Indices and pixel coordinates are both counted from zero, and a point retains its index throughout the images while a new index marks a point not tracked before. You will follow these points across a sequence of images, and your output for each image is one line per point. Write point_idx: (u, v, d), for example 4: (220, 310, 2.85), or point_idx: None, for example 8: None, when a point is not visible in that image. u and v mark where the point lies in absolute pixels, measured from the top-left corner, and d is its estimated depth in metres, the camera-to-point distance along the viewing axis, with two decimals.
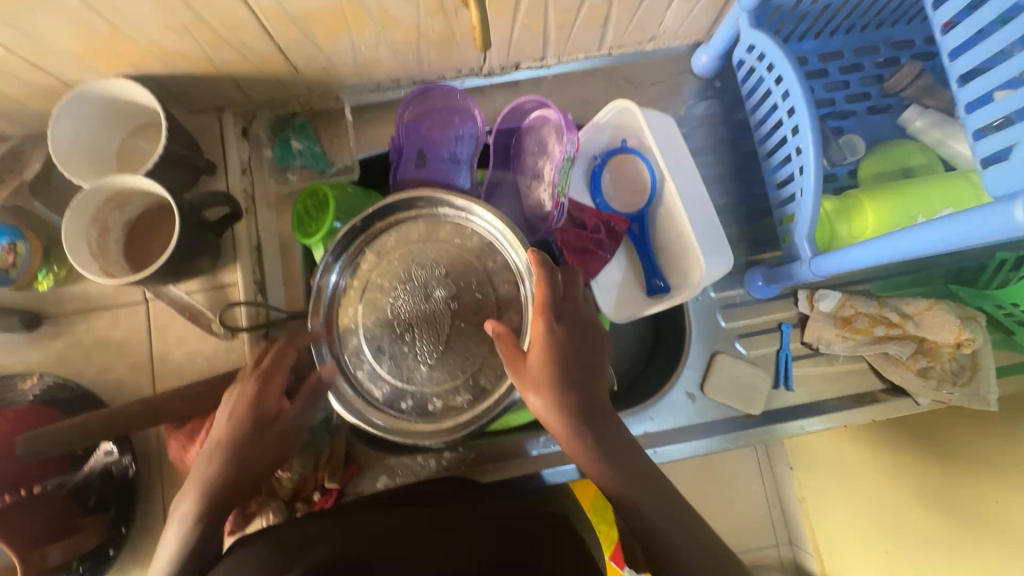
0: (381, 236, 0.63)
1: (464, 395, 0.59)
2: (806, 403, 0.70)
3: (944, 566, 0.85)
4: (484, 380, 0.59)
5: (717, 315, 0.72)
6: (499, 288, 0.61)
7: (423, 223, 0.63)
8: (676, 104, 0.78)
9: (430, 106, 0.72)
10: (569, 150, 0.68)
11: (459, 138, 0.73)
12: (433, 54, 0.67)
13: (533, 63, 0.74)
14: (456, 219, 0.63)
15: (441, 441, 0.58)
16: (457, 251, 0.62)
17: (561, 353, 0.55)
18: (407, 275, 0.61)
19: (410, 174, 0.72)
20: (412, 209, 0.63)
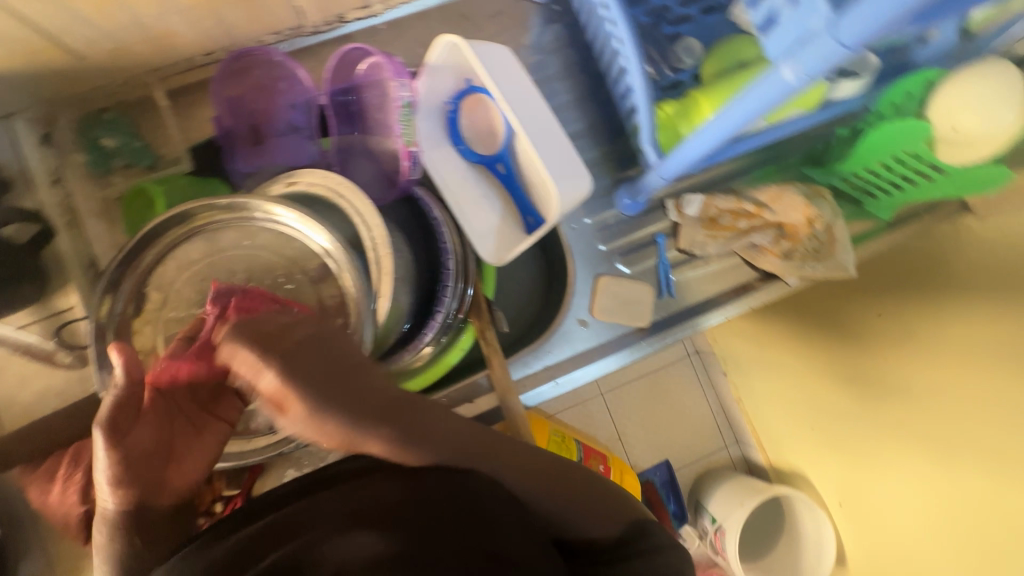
0: (183, 245, 0.60)
1: None
2: (689, 306, 0.73)
3: (856, 429, 0.92)
4: None
5: (595, 240, 0.73)
6: (324, 296, 0.61)
7: (236, 229, 0.61)
8: (520, 34, 0.75)
9: (253, 76, 0.67)
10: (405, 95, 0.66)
11: (293, 105, 0.68)
12: (240, 16, 0.61)
13: (358, 13, 0.69)
14: (271, 224, 0.61)
15: (306, 436, 0.59)
16: (266, 255, 0.62)
17: (338, 380, 0.40)
18: (203, 297, 0.60)
19: (248, 154, 0.69)
20: (218, 211, 0.60)
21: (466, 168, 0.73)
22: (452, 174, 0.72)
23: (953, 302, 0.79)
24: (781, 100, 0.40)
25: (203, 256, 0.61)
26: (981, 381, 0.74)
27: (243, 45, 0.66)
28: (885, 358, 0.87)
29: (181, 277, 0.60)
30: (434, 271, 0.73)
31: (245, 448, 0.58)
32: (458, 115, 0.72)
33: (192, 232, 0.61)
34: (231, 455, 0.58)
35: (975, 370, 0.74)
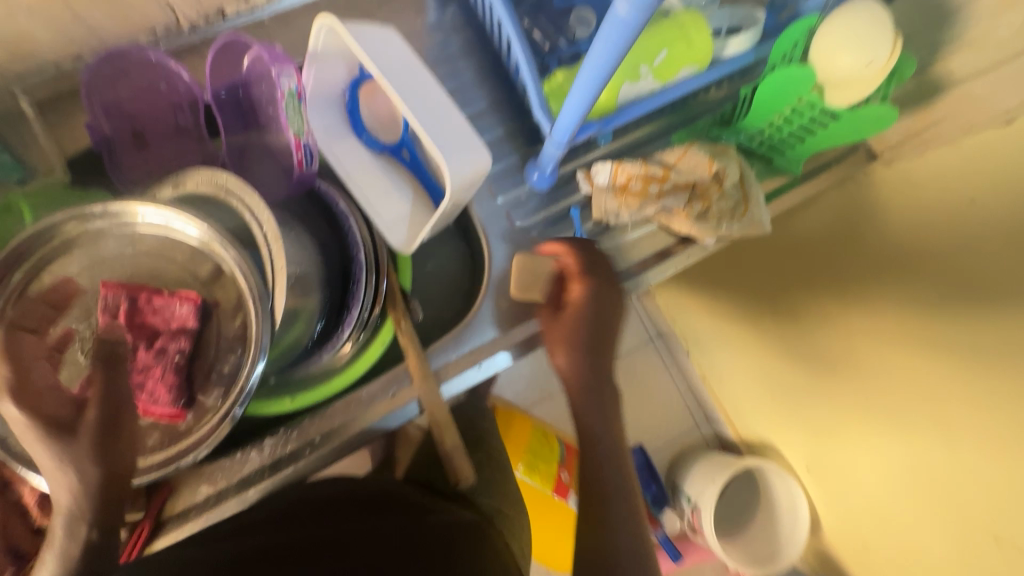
0: (58, 259, 0.56)
1: (216, 391, 0.57)
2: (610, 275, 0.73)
3: (814, 391, 0.92)
4: (210, 398, 0.57)
5: (510, 219, 0.72)
6: (218, 296, 0.59)
7: (115, 237, 0.58)
8: (414, 18, 0.74)
9: (128, 76, 0.63)
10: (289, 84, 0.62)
11: (178, 106, 0.66)
12: (102, 13, 0.58)
13: (238, 5, 0.67)
14: (151, 226, 0.58)
15: (205, 447, 0.55)
16: (151, 263, 0.59)
17: (591, 336, 0.64)
18: (85, 312, 0.56)
19: (134, 161, 0.66)
20: (91, 218, 0.56)
21: (370, 157, 0.71)
22: (355, 164, 0.70)
23: (877, 257, 0.79)
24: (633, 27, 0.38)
25: (81, 270, 0.57)
26: (895, 331, 0.76)
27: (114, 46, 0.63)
28: (826, 315, 0.87)
29: (59, 293, 0.56)
30: (346, 266, 0.71)
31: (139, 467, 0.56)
32: (357, 104, 0.69)
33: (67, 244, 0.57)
34: (128, 475, 0.56)
35: (895, 329, 0.76)
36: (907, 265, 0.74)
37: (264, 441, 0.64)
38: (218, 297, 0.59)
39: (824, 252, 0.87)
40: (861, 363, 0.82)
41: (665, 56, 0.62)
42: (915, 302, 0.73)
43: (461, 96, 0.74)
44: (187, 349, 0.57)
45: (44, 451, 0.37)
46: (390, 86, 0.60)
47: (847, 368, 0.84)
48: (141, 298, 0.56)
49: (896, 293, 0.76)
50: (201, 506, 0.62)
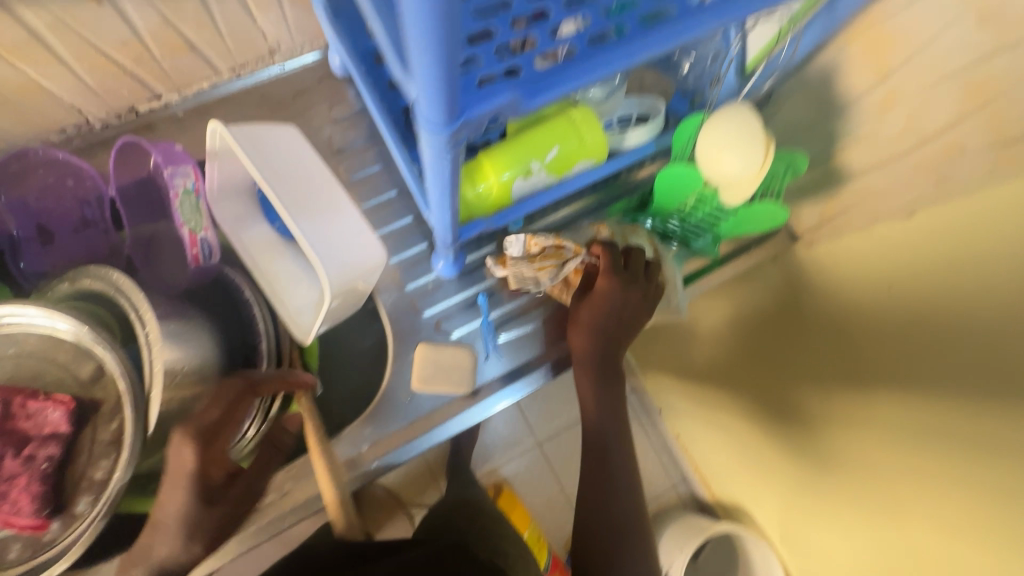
0: None
1: (85, 499, 0.55)
2: (525, 361, 0.72)
3: (776, 472, 0.84)
4: (77, 505, 0.55)
5: (416, 307, 0.72)
6: (96, 394, 0.58)
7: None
8: (331, 109, 0.75)
9: (34, 176, 0.65)
10: (181, 183, 0.64)
11: (83, 201, 0.67)
12: (5, 122, 0.61)
13: (150, 104, 0.69)
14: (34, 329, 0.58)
15: (71, 560, 0.54)
16: (28, 364, 0.58)
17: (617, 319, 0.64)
18: None
19: (38, 257, 0.66)
20: None
21: (283, 245, 0.70)
22: (266, 253, 0.69)
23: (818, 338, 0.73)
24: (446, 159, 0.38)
25: None
26: (851, 419, 0.67)
27: (23, 145, 0.65)
28: (776, 379, 0.80)
29: None
30: (249, 354, 0.69)
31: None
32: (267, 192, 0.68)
33: None
34: None
35: (843, 416, 0.68)
36: (835, 340, 0.70)
37: None
38: (98, 398, 0.57)
39: (767, 320, 0.82)
40: (812, 447, 0.74)
41: (558, 151, 0.62)
42: (853, 388, 0.67)
43: (376, 183, 0.75)
44: (58, 454, 0.56)
45: (181, 501, 0.51)
46: (272, 192, 0.61)
47: (810, 451, 0.75)
48: (15, 402, 0.56)
49: (834, 376, 0.70)
50: None
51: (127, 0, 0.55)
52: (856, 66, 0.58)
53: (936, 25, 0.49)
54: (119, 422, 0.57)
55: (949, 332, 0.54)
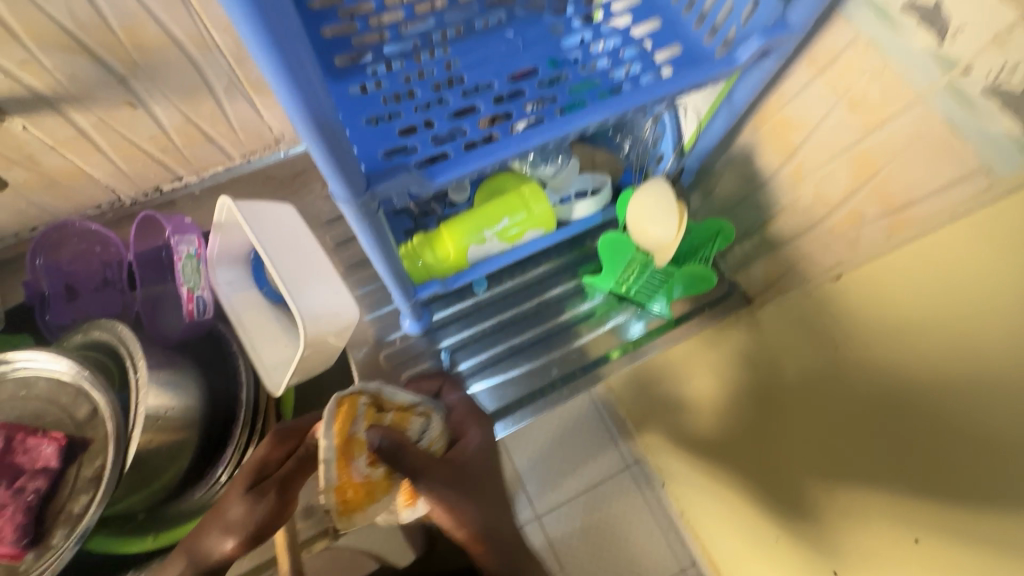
0: None
1: (60, 531, 0.60)
2: (501, 407, 0.82)
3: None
4: (54, 536, 0.60)
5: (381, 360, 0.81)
6: (88, 433, 0.65)
7: (13, 381, 0.66)
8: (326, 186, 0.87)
9: (65, 242, 0.76)
10: (188, 249, 0.75)
11: (107, 265, 0.78)
12: (50, 198, 0.73)
13: (172, 183, 0.82)
14: (45, 372, 0.66)
15: None
16: (30, 402, 0.66)
17: (462, 474, 0.49)
18: None
19: (62, 311, 0.76)
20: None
21: (268, 305, 0.80)
22: (251, 312, 0.78)
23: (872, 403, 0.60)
24: (371, 232, 0.46)
25: None
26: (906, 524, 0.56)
27: (63, 218, 0.77)
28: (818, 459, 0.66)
29: None
30: (230, 403, 0.76)
31: None
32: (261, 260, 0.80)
33: None
34: None
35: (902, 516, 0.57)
36: (892, 407, 0.57)
37: None
38: (88, 436, 0.64)
39: (802, 384, 0.69)
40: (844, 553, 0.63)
41: (507, 229, 0.71)
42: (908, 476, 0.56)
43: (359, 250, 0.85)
44: (43, 488, 0.61)
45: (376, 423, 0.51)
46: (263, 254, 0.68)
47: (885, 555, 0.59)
48: (16, 438, 0.62)
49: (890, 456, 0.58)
50: None
51: (157, 106, 0.68)
52: (768, 146, 0.65)
53: (820, 112, 0.56)
54: (103, 458, 0.63)
55: (927, 390, 0.53)
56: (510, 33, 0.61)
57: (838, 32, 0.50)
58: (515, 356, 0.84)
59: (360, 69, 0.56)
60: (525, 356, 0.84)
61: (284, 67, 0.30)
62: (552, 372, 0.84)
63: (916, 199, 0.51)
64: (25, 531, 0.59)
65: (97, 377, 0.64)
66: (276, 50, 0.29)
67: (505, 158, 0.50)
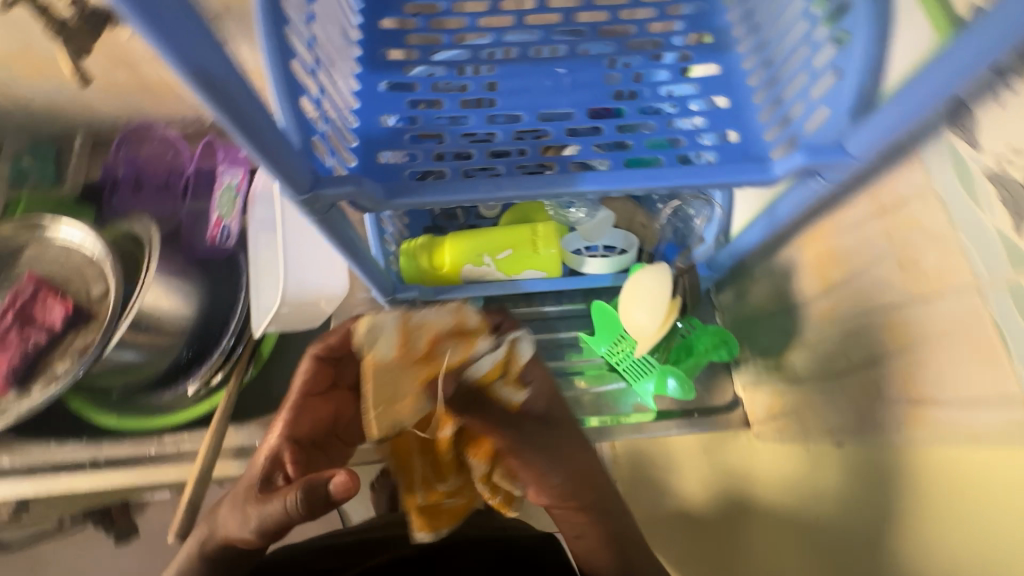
0: (17, 245, 0.76)
1: (38, 384, 0.69)
2: None
3: None
4: (33, 385, 0.69)
5: None
6: (91, 312, 0.73)
7: (60, 244, 0.76)
8: None
9: (150, 142, 0.87)
10: (233, 180, 0.82)
11: (172, 171, 0.88)
12: (145, 100, 0.83)
13: None
14: (84, 247, 0.76)
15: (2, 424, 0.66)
16: (61, 265, 0.75)
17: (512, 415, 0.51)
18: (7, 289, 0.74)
19: (125, 198, 0.86)
20: (51, 225, 0.76)
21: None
22: (261, 254, 0.82)
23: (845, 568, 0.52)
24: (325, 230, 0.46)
25: (27, 257, 0.76)
26: None
27: (154, 121, 0.88)
28: None
29: (6, 266, 0.75)
30: (219, 327, 0.81)
31: None
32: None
33: (31, 236, 0.77)
34: None
35: None
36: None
37: (69, 439, 0.74)
38: (93, 311, 0.73)
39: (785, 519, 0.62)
40: None
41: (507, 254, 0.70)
42: None
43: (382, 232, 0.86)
44: (42, 342, 0.70)
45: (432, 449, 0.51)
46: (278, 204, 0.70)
47: None
48: (41, 292, 0.72)
49: None
50: None
51: (242, 48, 0.73)
52: (808, 271, 0.56)
53: (867, 258, 0.47)
54: (93, 337, 0.71)
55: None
56: (562, 69, 0.57)
57: (909, 176, 0.41)
58: None
59: (401, 65, 0.56)
60: None
61: (191, 65, 0.29)
62: None
63: (940, 400, 0.42)
64: (16, 371, 0.68)
65: (115, 266, 0.72)
66: (196, 67, 0.29)
67: (477, 200, 0.46)
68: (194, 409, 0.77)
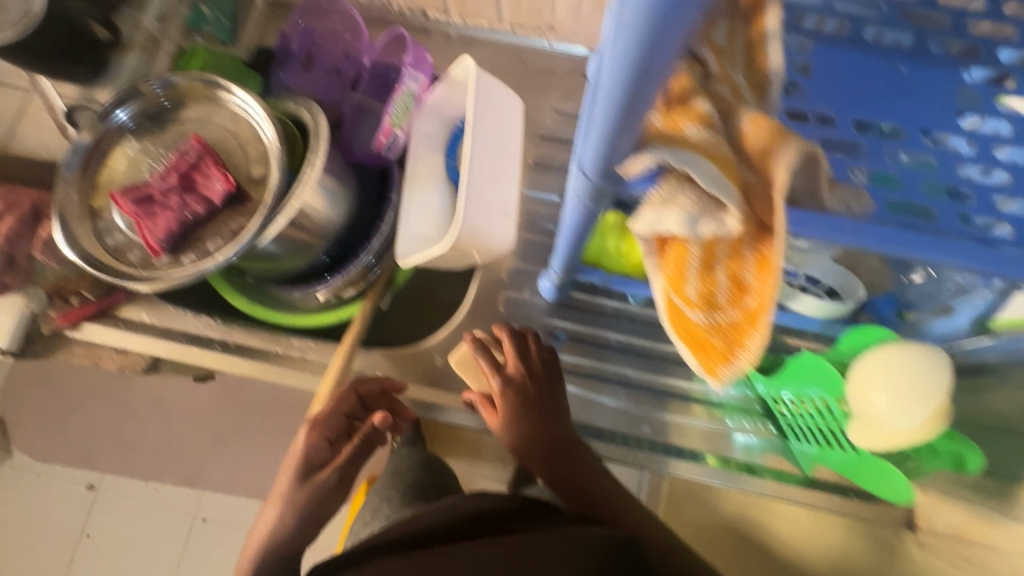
0: (189, 101, 0.72)
1: (190, 256, 0.67)
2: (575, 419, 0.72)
3: None
4: (185, 256, 0.67)
5: (501, 300, 0.74)
6: (249, 196, 0.69)
7: (229, 112, 0.72)
8: (563, 101, 0.78)
9: (330, 17, 0.79)
10: (413, 87, 0.73)
11: (346, 56, 0.80)
12: None
13: (439, 14, 0.78)
14: (253, 123, 0.71)
15: (154, 288, 0.65)
16: (226, 134, 0.71)
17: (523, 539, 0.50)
18: (173, 146, 0.71)
19: (294, 74, 0.80)
20: (226, 91, 0.71)
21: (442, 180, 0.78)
22: (419, 175, 0.76)
23: None
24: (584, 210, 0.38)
25: (196, 118, 0.72)
26: None
27: None
28: None
29: (174, 121, 0.72)
30: (361, 241, 0.77)
31: (108, 265, 0.66)
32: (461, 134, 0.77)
33: (202, 95, 0.72)
34: (88, 263, 0.65)
35: None
36: None
37: (204, 315, 0.73)
38: (251, 195, 0.69)
39: None
40: None
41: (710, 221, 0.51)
42: None
43: (553, 183, 0.77)
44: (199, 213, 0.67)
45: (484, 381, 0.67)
46: (468, 136, 0.62)
47: None
48: (204, 160, 0.68)
49: None
50: (132, 325, 0.72)
51: None
52: None
53: None
54: (247, 223, 0.68)
55: None
56: (903, 69, 0.44)
57: None
58: (615, 386, 0.71)
59: None
60: (628, 395, 0.72)
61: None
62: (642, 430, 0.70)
63: None
64: (172, 237, 0.66)
65: (283, 152, 0.67)
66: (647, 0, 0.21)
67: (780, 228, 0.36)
68: (323, 317, 0.76)
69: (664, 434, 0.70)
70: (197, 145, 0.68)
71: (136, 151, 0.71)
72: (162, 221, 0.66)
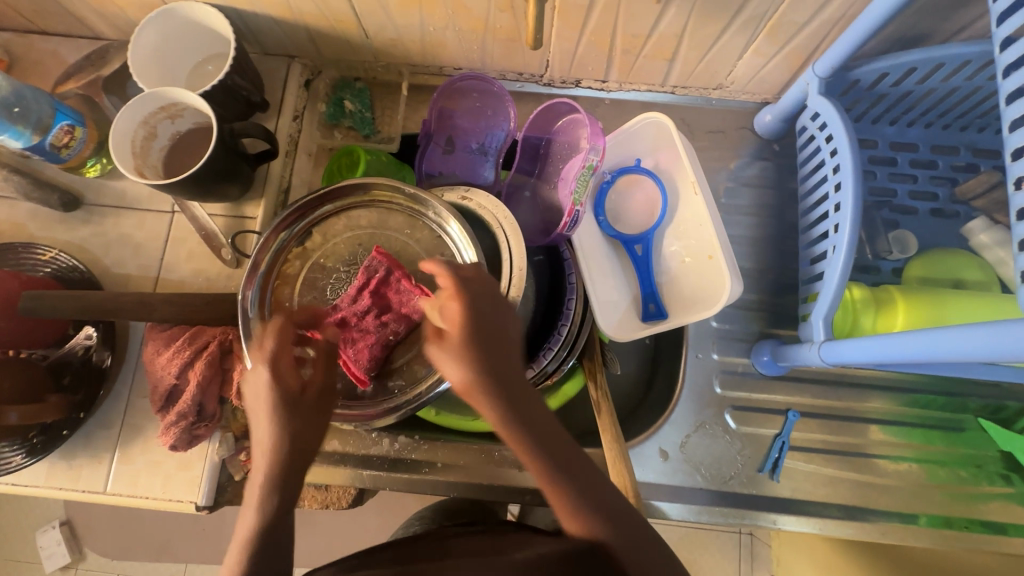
0: (358, 208, 0.66)
1: (396, 380, 0.62)
2: (816, 501, 0.66)
3: None
4: (391, 382, 0.62)
5: (714, 380, 0.70)
6: None
7: (405, 216, 0.67)
8: (728, 158, 0.76)
9: (466, 93, 0.74)
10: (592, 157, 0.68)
11: (489, 131, 0.75)
12: (498, 51, 0.70)
13: (594, 83, 0.75)
14: (435, 227, 0.66)
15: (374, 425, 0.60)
16: (407, 242, 0.66)
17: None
18: (352, 259, 0.65)
19: (436, 158, 0.74)
20: (401, 196, 0.66)
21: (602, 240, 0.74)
22: (590, 242, 0.73)
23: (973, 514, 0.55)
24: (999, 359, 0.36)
25: (369, 228, 0.66)
26: None
27: (486, 73, 0.75)
28: None
29: (345, 233, 0.66)
30: (546, 330, 0.71)
31: None
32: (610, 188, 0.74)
33: (369, 202, 0.67)
34: None
35: None
36: None
37: (400, 435, 0.68)
38: None
39: None
40: None
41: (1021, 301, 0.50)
42: None
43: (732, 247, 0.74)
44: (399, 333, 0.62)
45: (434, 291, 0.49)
46: None
47: None
48: (393, 274, 0.63)
49: None
50: (325, 457, 0.67)
51: (676, 9, 0.58)
52: None
53: None
54: None
55: None
56: None
57: None
58: (845, 458, 0.67)
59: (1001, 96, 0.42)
60: (867, 467, 0.67)
61: None
62: (885, 501, 0.66)
63: None
64: (375, 363, 0.61)
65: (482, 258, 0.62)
66: None
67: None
68: None
69: (825, 493, 0.66)
70: (382, 258, 0.62)
71: (310, 270, 0.65)
72: (365, 349, 0.61)
